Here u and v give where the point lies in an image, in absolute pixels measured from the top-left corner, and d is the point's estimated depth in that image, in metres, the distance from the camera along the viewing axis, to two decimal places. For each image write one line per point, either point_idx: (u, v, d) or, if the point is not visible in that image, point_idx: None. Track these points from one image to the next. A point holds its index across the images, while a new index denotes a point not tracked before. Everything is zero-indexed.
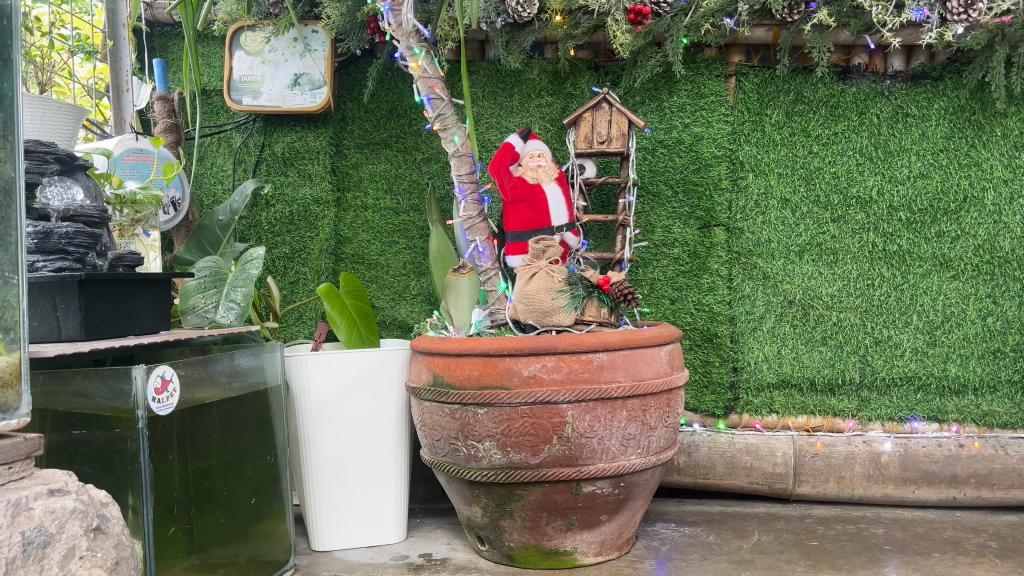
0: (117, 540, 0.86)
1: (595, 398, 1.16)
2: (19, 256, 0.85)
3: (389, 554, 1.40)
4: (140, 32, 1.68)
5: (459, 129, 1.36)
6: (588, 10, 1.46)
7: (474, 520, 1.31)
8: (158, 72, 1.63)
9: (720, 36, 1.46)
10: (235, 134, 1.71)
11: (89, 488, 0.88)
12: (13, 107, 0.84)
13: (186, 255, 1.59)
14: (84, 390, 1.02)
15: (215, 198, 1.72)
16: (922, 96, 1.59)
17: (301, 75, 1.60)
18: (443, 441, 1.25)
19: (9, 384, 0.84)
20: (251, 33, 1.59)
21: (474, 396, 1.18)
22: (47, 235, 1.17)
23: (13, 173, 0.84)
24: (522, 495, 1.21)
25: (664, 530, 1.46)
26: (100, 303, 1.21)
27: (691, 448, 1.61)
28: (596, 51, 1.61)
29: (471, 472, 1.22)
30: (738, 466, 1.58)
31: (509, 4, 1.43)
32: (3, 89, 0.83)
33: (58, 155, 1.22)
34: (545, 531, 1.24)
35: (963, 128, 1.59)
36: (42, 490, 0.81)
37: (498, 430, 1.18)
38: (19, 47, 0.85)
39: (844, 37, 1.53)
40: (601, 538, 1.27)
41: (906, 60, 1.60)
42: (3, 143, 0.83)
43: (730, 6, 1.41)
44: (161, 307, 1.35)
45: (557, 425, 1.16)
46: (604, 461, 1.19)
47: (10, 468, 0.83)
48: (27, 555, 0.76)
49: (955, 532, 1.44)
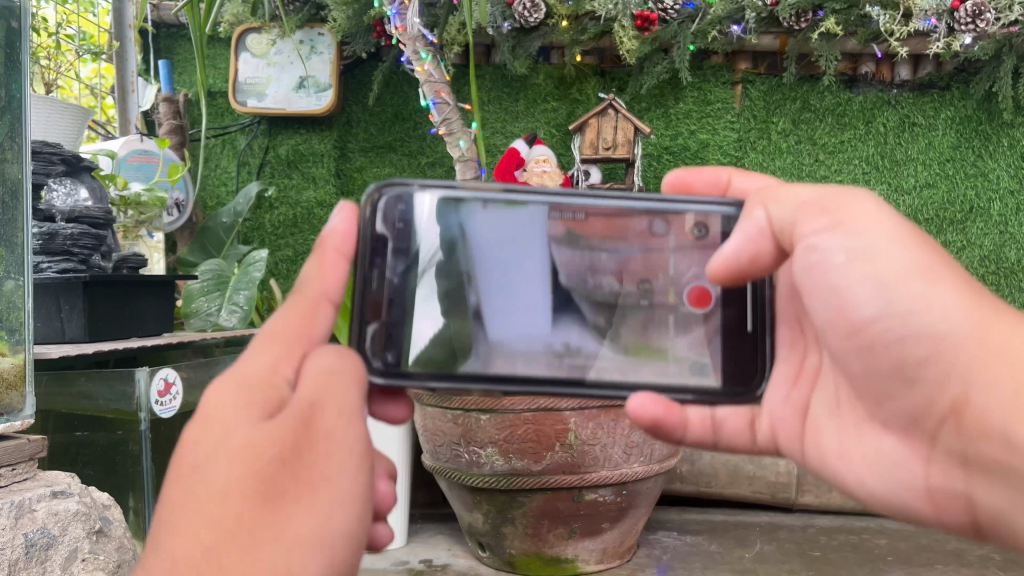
0: (119, 543, 0.93)
1: (598, 405, 1.15)
2: (24, 256, 0.95)
3: (389, 559, 1.38)
4: (146, 33, 1.68)
5: (464, 133, 1.35)
6: (595, 16, 1.44)
7: (475, 526, 1.30)
8: (163, 72, 1.64)
9: (727, 43, 1.45)
10: (239, 136, 1.71)
11: (92, 491, 0.95)
12: (20, 110, 0.95)
13: (189, 257, 1.61)
14: (87, 392, 1.08)
15: (219, 200, 1.73)
16: (929, 105, 1.59)
17: (307, 78, 1.60)
18: (444, 447, 1.24)
19: (14, 386, 0.92)
20: (257, 36, 1.59)
21: (477, 402, 1.17)
22: (53, 236, 1.18)
23: (19, 174, 0.95)
24: (524, 502, 1.21)
25: (666, 539, 1.45)
26: (105, 304, 1.21)
27: (693, 457, 1.59)
28: (603, 57, 1.59)
29: (472, 478, 1.21)
30: (741, 475, 1.57)
31: (515, 8, 1.41)
32: (10, 92, 0.94)
33: (65, 156, 1.22)
34: (546, 538, 1.23)
35: (969, 137, 1.59)
36: (45, 492, 0.88)
37: (500, 437, 1.17)
38: (26, 51, 0.96)
39: (851, 45, 1.51)
40: (603, 546, 1.26)
41: (914, 70, 1.58)
42: (11, 146, 0.94)
43: (737, 13, 1.40)
44: (164, 309, 1.34)
45: (560, 432, 1.15)
46: (606, 469, 1.18)
47: (13, 470, 0.91)
48: (30, 557, 0.82)
49: (957, 543, 1.42)
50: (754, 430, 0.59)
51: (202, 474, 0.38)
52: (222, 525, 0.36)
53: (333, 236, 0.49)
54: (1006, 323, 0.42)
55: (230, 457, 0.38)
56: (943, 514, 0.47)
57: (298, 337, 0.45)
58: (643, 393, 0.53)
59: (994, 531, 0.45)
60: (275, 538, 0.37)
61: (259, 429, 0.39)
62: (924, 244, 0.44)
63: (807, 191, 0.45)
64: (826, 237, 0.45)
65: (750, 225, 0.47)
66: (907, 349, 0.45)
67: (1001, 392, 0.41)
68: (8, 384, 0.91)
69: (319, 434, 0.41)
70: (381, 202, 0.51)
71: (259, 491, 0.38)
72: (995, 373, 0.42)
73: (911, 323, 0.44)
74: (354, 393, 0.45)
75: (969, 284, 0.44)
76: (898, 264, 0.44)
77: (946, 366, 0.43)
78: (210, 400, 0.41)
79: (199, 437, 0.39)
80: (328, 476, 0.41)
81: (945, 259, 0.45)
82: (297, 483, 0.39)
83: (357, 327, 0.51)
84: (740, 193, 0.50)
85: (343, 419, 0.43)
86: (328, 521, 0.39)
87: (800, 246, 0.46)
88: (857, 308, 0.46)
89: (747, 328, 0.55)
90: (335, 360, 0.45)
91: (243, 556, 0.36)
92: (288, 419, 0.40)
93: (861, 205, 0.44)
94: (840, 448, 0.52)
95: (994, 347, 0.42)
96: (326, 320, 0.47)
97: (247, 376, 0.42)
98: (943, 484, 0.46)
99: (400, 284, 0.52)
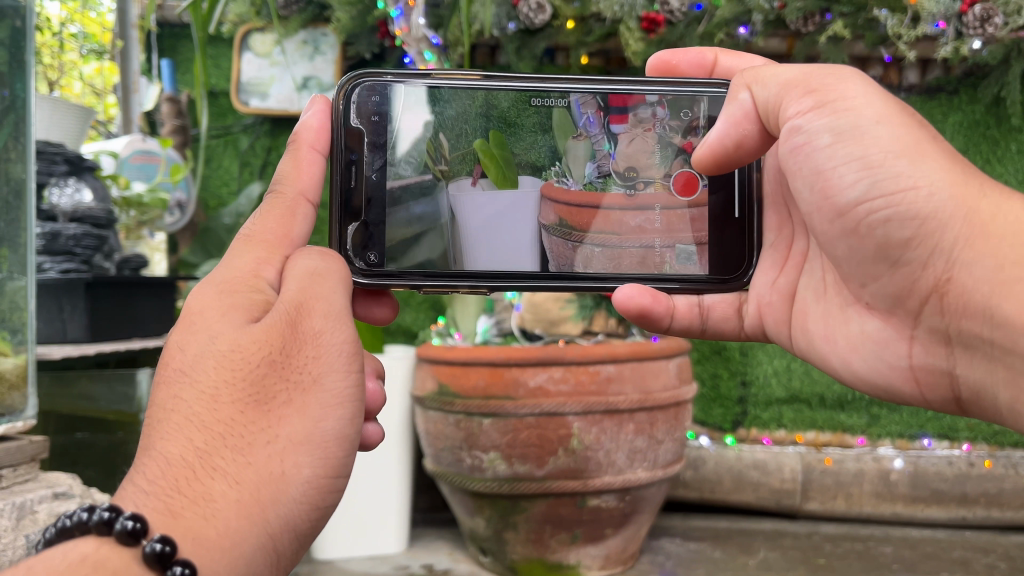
0: None
1: (602, 410, 1.14)
2: (26, 257, 0.95)
3: (389, 564, 1.37)
4: (150, 33, 1.69)
5: None
6: (601, 17, 1.45)
7: (477, 532, 1.29)
8: (168, 72, 1.64)
9: (734, 46, 1.43)
10: (242, 136, 1.71)
11: (92, 493, 0.96)
12: (25, 109, 0.94)
13: (191, 256, 1.68)
14: (87, 393, 1.23)
15: (221, 201, 1.73)
16: (937, 110, 1.58)
17: (310, 78, 1.59)
18: (446, 451, 1.23)
19: (16, 386, 0.91)
20: (260, 36, 1.60)
21: (480, 406, 1.16)
22: (55, 236, 1.18)
23: (23, 174, 0.95)
24: (526, 507, 1.19)
25: (669, 545, 1.43)
26: (108, 305, 1.21)
27: (698, 463, 1.58)
28: (608, 58, 1.60)
29: (475, 482, 1.20)
30: (745, 482, 1.55)
31: (521, 10, 1.39)
32: (17, 91, 0.93)
33: (67, 155, 1.20)
34: (548, 544, 1.22)
35: (978, 142, 1.57)
36: (47, 494, 0.89)
37: (502, 441, 1.16)
38: (32, 48, 0.96)
39: (859, 49, 1.49)
40: (606, 552, 1.24)
41: (922, 73, 1.56)
42: (16, 146, 0.93)
43: (744, 15, 1.38)
44: (166, 312, 1.34)
45: (563, 437, 1.14)
46: (609, 474, 1.17)
47: (15, 471, 0.91)
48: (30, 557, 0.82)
49: (964, 551, 1.40)
50: (741, 315, 0.74)
51: (187, 378, 0.48)
52: (213, 423, 0.47)
53: (306, 130, 0.62)
54: (985, 193, 0.51)
55: (213, 363, 0.49)
56: (924, 389, 0.59)
57: (277, 239, 0.58)
58: (633, 284, 0.66)
59: (974, 400, 0.55)
60: (264, 429, 0.48)
61: (241, 334, 0.50)
62: (903, 118, 0.54)
63: (795, 71, 0.56)
64: (816, 112, 0.55)
65: (741, 106, 0.60)
66: (891, 227, 0.54)
67: (984, 264, 0.50)
68: (10, 384, 0.91)
69: (303, 335, 0.52)
70: (353, 97, 0.64)
71: (243, 393, 0.48)
72: (977, 251, 0.50)
73: (905, 207, 0.52)
74: (333, 288, 0.55)
75: (953, 156, 0.53)
76: (888, 142, 0.53)
77: (931, 244, 0.52)
78: (195, 306, 0.52)
79: (184, 345, 0.50)
80: (314, 375, 0.51)
81: (929, 134, 0.54)
82: (280, 386, 0.50)
83: (339, 224, 0.63)
84: (737, 75, 0.62)
85: (325, 321, 0.53)
86: (316, 418, 0.51)
87: (788, 124, 0.57)
88: (843, 189, 0.56)
89: (735, 215, 0.68)
90: (316, 264, 0.56)
91: (267, 409, 0.49)
92: (268, 322, 0.51)
93: (848, 84, 0.55)
94: (828, 326, 0.65)
95: (977, 224, 0.50)
96: (301, 215, 0.60)
97: (228, 281, 0.54)
98: (927, 360, 0.57)
99: (373, 177, 0.64)
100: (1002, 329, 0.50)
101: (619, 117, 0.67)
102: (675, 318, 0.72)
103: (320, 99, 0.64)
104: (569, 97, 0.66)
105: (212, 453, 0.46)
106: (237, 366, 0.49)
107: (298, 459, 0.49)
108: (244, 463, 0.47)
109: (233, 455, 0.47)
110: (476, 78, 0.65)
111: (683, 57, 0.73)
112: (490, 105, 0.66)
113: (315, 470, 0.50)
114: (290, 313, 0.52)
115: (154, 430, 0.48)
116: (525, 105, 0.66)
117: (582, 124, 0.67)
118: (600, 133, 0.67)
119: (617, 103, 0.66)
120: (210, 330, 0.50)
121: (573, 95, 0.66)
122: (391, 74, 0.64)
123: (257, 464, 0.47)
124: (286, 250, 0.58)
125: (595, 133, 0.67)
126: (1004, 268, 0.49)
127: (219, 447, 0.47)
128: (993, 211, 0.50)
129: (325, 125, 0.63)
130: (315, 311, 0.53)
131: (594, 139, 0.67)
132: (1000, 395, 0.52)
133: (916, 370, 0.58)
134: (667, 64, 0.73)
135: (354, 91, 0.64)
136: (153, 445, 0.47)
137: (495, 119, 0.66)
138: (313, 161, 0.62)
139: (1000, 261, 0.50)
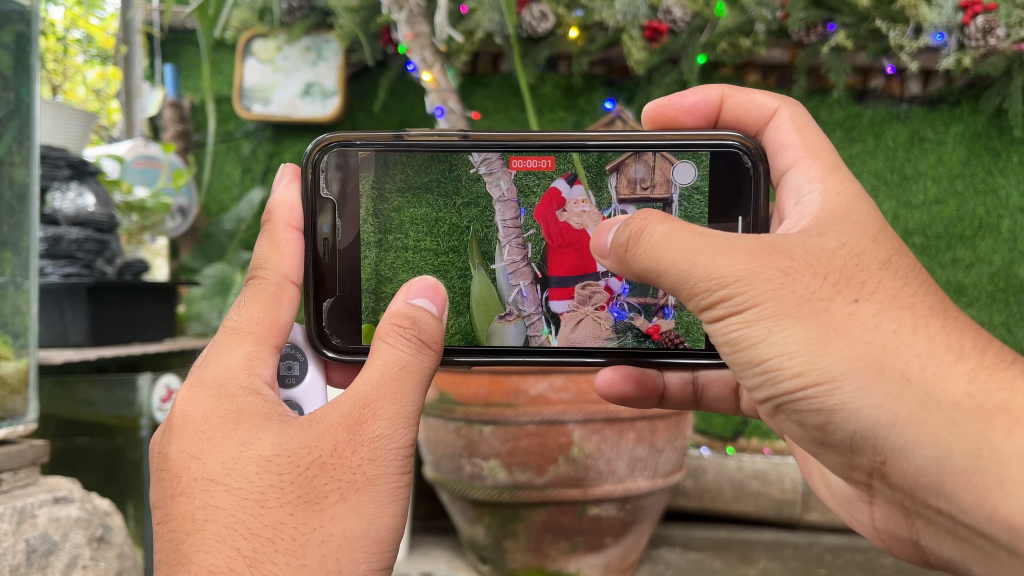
0: (119, 551, 0.96)
1: (603, 419, 1.11)
2: (30, 260, 0.95)
3: None
4: (154, 38, 1.72)
5: None
6: (604, 27, 1.43)
7: (476, 540, 1.30)
8: (169, 78, 1.69)
9: (738, 56, 1.40)
10: (245, 142, 1.73)
11: (92, 498, 0.96)
12: (30, 114, 0.95)
13: (192, 262, 1.68)
14: (90, 398, 1.23)
15: (223, 206, 1.76)
16: (939, 121, 1.58)
17: (313, 84, 1.60)
18: (446, 459, 1.21)
19: (17, 390, 0.91)
20: (262, 41, 1.60)
21: (480, 413, 1.12)
22: (57, 240, 1.18)
23: (27, 177, 0.95)
24: (526, 516, 1.20)
25: (668, 555, 1.43)
26: (109, 311, 1.21)
27: (698, 472, 1.57)
28: (611, 67, 1.58)
29: (474, 490, 1.19)
30: (746, 492, 1.54)
31: (524, 19, 1.40)
32: (21, 96, 0.94)
33: (70, 159, 1.19)
34: (548, 552, 1.23)
35: (979, 153, 1.57)
36: (47, 498, 0.89)
37: (502, 449, 1.14)
38: (37, 52, 0.97)
39: (862, 59, 1.49)
40: (606, 561, 1.24)
41: (924, 84, 1.55)
42: (19, 150, 0.94)
43: (748, 25, 1.36)
44: (164, 315, 1.36)
45: (564, 445, 1.13)
46: (610, 483, 1.16)
47: (15, 475, 0.90)
48: (30, 562, 0.82)
49: None
50: (736, 396, 0.76)
51: (223, 486, 0.48)
52: (260, 529, 0.47)
53: (279, 206, 0.61)
54: (910, 373, 0.45)
55: (256, 467, 0.48)
56: (894, 549, 0.61)
57: (263, 329, 0.56)
58: (613, 368, 0.73)
59: (941, 567, 0.55)
60: (316, 529, 0.47)
61: (284, 438, 0.49)
62: (801, 284, 0.47)
63: (690, 262, 0.49)
64: (709, 303, 0.49)
65: (638, 281, 0.52)
66: (806, 416, 0.50)
67: (924, 452, 0.45)
68: (11, 389, 0.91)
69: (363, 438, 0.50)
70: (322, 162, 0.62)
71: (291, 495, 0.47)
72: (914, 437, 0.45)
73: (811, 402, 0.48)
74: (412, 387, 0.52)
75: (892, 304, 0.47)
76: (784, 344, 0.48)
77: (852, 429, 0.48)
78: (209, 412, 0.51)
79: (203, 456, 0.49)
80: (367, 473, 0.49)
81: (849, 299, 0.47)
82: (330, 485, 0.48)
83: (313, 301, 0.63)
84: (636, 210, 0.52)
85: (389, 424, 0.51)
86: (370, 515, 0.49)
87: (694, 312, 0.52)
88: (752, 387, 0.52)
89: None
90: (406, 353, 0.53)
91: (312, 512, 0.48)
92: (324, 423, 0.50)
93: (745, 286, 0.48)
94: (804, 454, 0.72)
95: (909, 412, 0.45)
96: (286, 298, 0.58)
97: (221, 382, 0.52)
98: (886, 526, 0.60)
99: (347, 250, 0.63)
100: (965, 516, 0.45)
101: (559, 292, 0.64)
102: (667, 396, 0.77)
103: (291, 169, 0.64)
104: (495, 265, 0.64)
105: (261, 560, 0.46)
106: (282, 469, 0.48)
107: (355, 555, 0.48)
108: (298, 565, 0.46)
109: (286, 558, 0.46)
110: (455, 139, 0.61)
111: (682, 105, 0.71)
112: (381, 281, 0.64)
113: (369, 564, 0.49)
114: (351, 413, 0.50)
115: (186, 547, 0.47)
116: (439, 166, 0.63)
117: (513, 301, 0.64)
118: (535, 312, 0.64)
119: (557, 275, 0.64)
120: (242, 436, 0.49)
121: (501, 264, 0.64)
122: (360, 137, 0.62)
123: (311, 565, 0.46)
124: (274, 339, 0.57)
125: (529, 312, 0.64)
126: (951, 457, 0.44)
127: (268, 552, 0.46)
128: (923, 396, 0.45)
129: (294, 198, 0.62)
130: (382, 411, 0.51)
131: (528, 320, 0.64)
132: (971, 568, 0.50)
133: (879, 529, 0.61)
134: (664, 115, 0.71)
135: (325, 155, 0.62)
136: (191, 556, 0.46)
137: (386, 298, 0.64)
138: (291, 238, 0.60)
139: (946, 451, 0.44)
